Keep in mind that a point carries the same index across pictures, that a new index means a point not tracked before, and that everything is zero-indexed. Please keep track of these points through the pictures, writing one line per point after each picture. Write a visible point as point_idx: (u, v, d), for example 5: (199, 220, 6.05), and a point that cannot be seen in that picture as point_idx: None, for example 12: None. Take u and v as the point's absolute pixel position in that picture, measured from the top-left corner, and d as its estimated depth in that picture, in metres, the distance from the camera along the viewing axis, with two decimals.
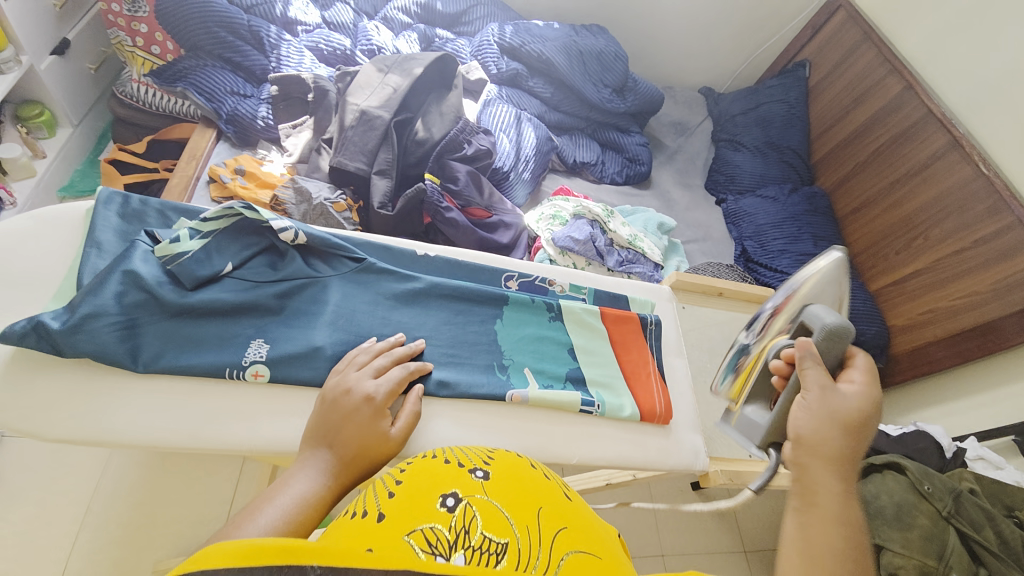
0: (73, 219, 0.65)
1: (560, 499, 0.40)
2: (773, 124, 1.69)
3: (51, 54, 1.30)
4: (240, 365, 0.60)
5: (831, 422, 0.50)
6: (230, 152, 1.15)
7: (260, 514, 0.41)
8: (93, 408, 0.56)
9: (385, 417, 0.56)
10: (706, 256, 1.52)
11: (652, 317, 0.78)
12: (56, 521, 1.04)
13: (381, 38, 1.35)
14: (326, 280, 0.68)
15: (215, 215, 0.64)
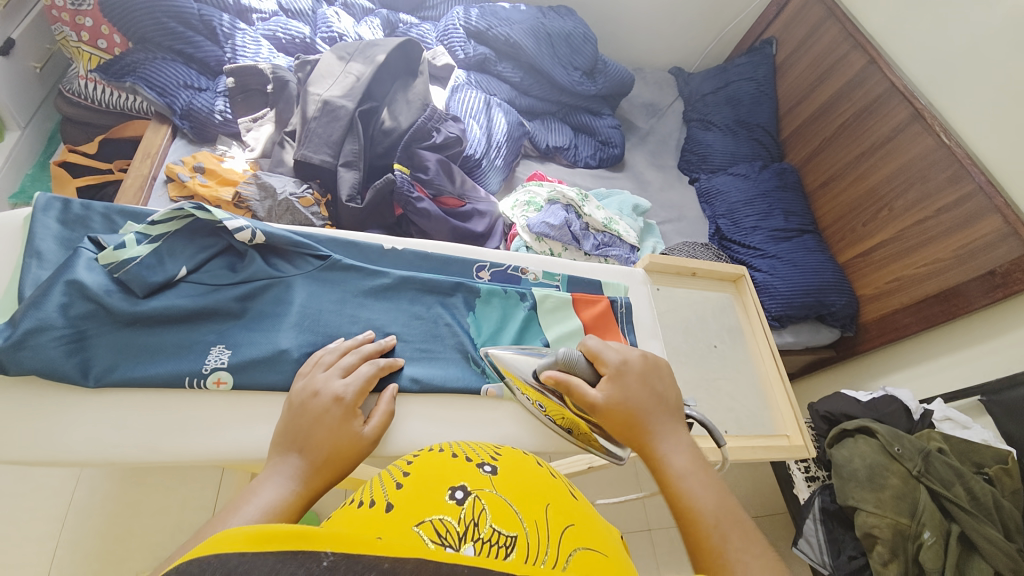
0: (11, 228, 0.61)
1: (566, 497, 0.40)
2: (742, 102, 1.70)
3: None
4: (201, 373, 0.58)
5: (633, 389, 0.57)
6: (187, 150, 1.10)
7: (227, 524, 0.39)
8: (44, 426, 0.53)
9: (357, 416, 0.55)
10: (681, 236, 1.53)
11: (624, 300, 0.78)
12: (26, 541, 1.01)
13: (342, 24, 1.30)
14: (287, 280, 0.65)
15: (163, 217, 0.61)
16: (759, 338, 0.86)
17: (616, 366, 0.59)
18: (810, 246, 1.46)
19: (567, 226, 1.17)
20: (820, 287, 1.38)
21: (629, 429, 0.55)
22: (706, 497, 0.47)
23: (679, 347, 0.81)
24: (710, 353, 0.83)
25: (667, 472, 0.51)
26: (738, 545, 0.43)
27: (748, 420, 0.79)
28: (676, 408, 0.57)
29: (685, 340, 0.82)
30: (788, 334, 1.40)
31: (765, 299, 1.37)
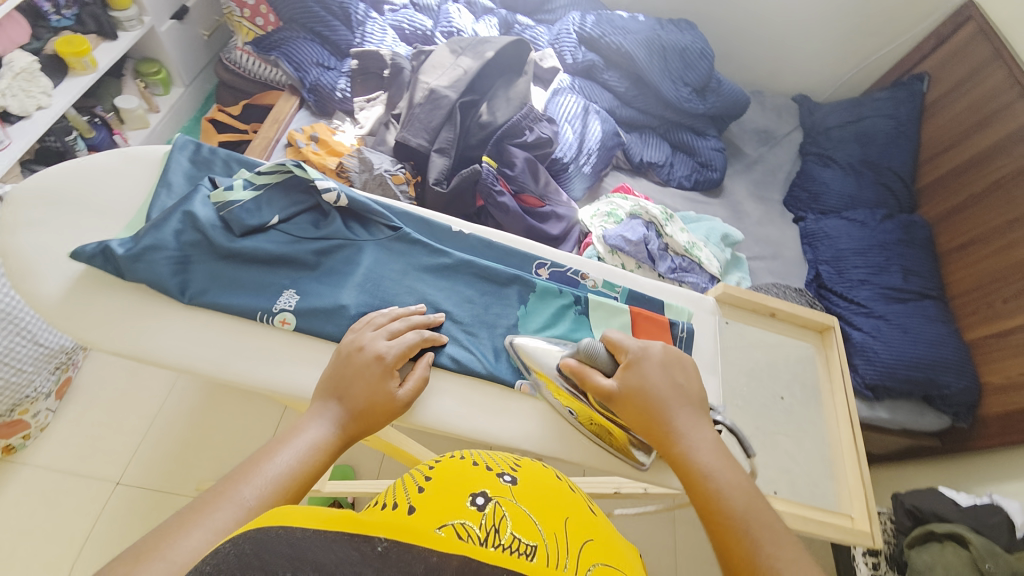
0: (152, 159, 0.72)
1: (584, 515, 0.42)
2: (874, 140, 1.52)
3: (170, 18, 1.47)
4: (271, 311, 0.64)
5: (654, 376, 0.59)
6: (308, 120, 1.23)
7: (279, 457, 0.46)
8: (140, 329, 0.61)
9: (394, 376, 0.58)
10: (771, 276, 1.40)
11: (684, 325, 0.71)
12: (122, 431, 1.19)
13: (462, 21, 1.37)
14: (360, 243, 0.70)
15: (268, 170, 0.70)
16: (839, 404, 0.76)
17: (633, 358, 0.60)
18: (929, 314, 1.26)
19: (645, 244, 1.13)
20: (935, 363, 1.19)
21: (647, 411, 0.58)
22: (737, 493, 0.51)
23: (742, 393, 0.73)
24: (775, 406, 0.74)
25: (693, 469, 0.54)
26: (768, 542, 0.47)
27: (806, 489, 0.69)
28: (698, 402, 0.60)
29: (749, 385, 0.74)
30: (883, 410, 1.21)
31: (861, 363, 1.21)
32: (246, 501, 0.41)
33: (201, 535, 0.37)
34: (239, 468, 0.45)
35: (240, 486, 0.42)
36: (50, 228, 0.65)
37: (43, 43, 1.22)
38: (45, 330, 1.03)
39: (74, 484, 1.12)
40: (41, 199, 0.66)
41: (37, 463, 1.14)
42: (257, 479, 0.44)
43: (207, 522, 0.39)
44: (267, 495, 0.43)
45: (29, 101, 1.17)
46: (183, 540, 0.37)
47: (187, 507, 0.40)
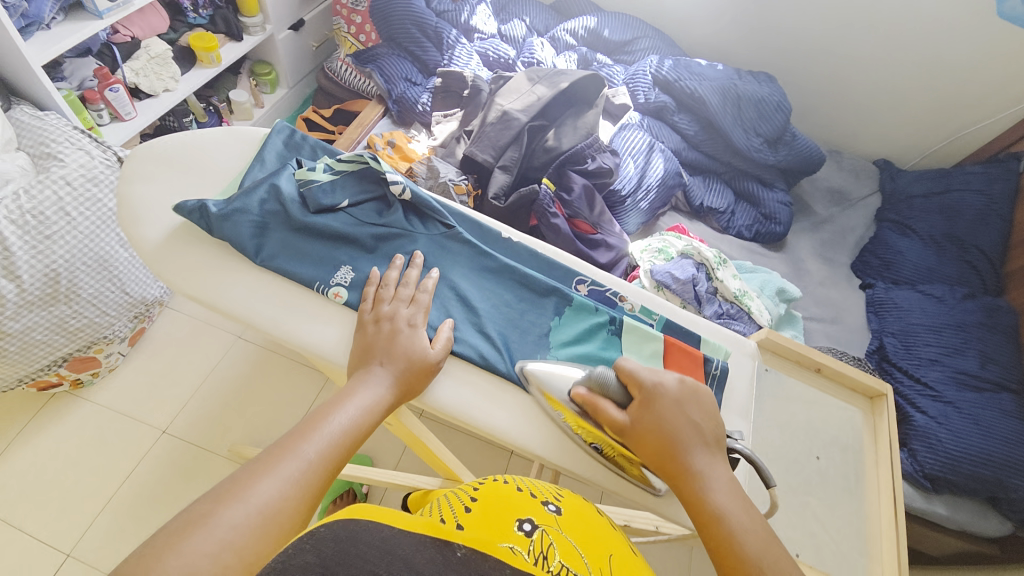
0: (252, 137, 0.81)
1: (622, 550, 0.50)
2: (960, 215, 1.43)
3: (287, 28, 1.65)
4: (328, 283, 0.69)
5: (665, 410, 0.58)
6: (389, 127, 1.33)
7: (338, 415, 0.54)
8: (212, 281, 0.68)
9: (423, 337, 0.64)
10: (828, 341, 1.32)
11: (719, 365, 0.70)
12: (177, 383, 1.29)
13: (543, 53, 1.46)
14: (415, 234, 0.75)
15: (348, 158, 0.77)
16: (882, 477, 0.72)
17: (646, 390, 0.59)
18: (1006, 407, 1.13)
19: (693, 284, 1.10)
20: (1005, 462, 1.06)
21: (658, 449, 0.56)
22: (752, 535, 0.50)
23: (776, 446, 0.71)
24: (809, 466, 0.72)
25: (704, 508, 0.53)
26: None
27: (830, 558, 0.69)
28: (714, 436, 0.58)
29: (784, 440, 0.72)
30: (942, 506, 1.09)
31: (918, 446, 1.10)
32: (308, 457, 0.49)
33: (274, 483, 0.45)
34: (304, 423, 0.52)
35: (304, 443, 0.50)
36: (161, 184, 0.74)
37: (178, 35, 1.41)
38: (130, 279, 1.11)
39: (126, 426, 1.22)
40: (158, 158, 0.76)
41: (97, 402, 1.24)
42: (317, 437, 0.51)
43: (278, 471, 0.46)
44: (324, 452, 0.50)
45: (158, 84, 1.32)
46: (261, 485, 0.44)
47: (264, 453, 0.48)
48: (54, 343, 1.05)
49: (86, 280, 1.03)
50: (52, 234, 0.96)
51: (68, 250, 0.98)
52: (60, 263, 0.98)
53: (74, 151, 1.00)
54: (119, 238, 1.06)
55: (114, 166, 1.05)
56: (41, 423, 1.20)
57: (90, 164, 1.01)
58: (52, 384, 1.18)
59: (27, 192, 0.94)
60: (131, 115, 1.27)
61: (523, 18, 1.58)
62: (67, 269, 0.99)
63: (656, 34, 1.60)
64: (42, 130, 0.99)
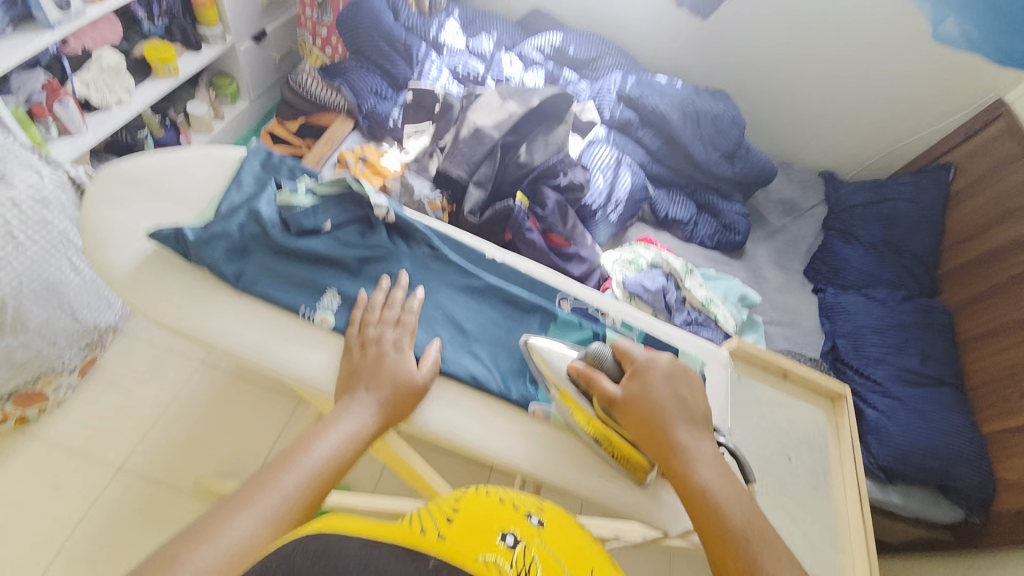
0: (227, 159, 0.79)
1: (608, 567, 0.46)
2: (896, 224, 1.54)
3: (249, 38, 1.61)
4: (314, 309, 0.68)
5: (659, 386, 0.62)
6: (359, 141, 1.31)
7: (320, 444, 0.55)
8: (190, 309, 0.66)
9: (410, 361, 0.64)
10: (787, 343, 1.41)
11: (698, 373, 0.66)
12: (136, 413, 1.22)
13: (511, 69, 1.49)
14: (398, 255, 0.75)
15: (328, 180, 0.76)
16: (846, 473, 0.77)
17: (641, 370, 0.63)
18: (947, 402, 1.24)
19: (663, 294, 1.15)
20: (948, 454, 1.17)
21: (649, 422, 0.60)
22: (731, 504, 0.54)
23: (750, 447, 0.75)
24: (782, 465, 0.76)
25: (687, 480, 0.56)
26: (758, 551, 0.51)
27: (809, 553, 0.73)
28: (700, 415, 0.62)
29: (759, 440, 0.75)
30: (895, 494, 1.18)
31: (873, 443, 1.19)
32: (285, 491, 0.50)
33: (247, 519, 0.47)
34: (283, 455, 0.54)
35: (279, 477, 0.51)
36: (131, 211, 0.71)
37: (131, 44, 1.35)
38: (85, 307, 1.09)
39: (78, 463, 1.15)
40: (127, 183, 0.73)
41: (46, 439, 1.17)
42: (295, 470, 0.52)
43: (253, 508, 0.48)
44: (301, 485, 0.51)
45: (110, 97, 1.27)
46: (233, 522, 0.46)
47: (243, 487, 0.50)
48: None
49: (34, 308, 0.98)
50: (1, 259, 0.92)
51: (15, 274, 0.94)
52: (7, 290, 0.93)
53: (23, 170, 0.96)
54: (70, 264, 1.02)
55: (67, 186, 1.02)
56: None
57: (40, 185, 0.97)
58: None
59: None
60: (81, 129, 1.22)
61: (490, 33, 1.60)
62: (13, 296, 0.94)
63: (619, 52, 1.66)
64: None
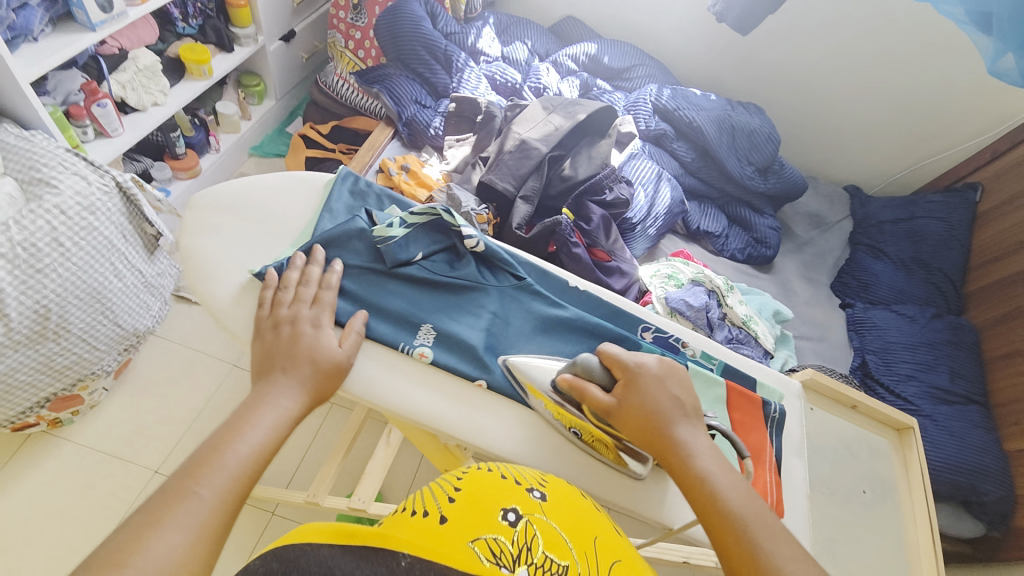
0: (315, 186, 0.78)
1: (611, 536, 0.48)
2: (925, 241, 1.57)
3: (278, 39, 1.58)
4: (412, 343, 0.67)
5: (651, 388, 0.57)
6: (399, 150, 1.30)
7: (245, 437, 0.50)
8: None
9: (329, 337, 0.62)
10: (817, 358, 1.41)
11: (778, 409, 0.64)
12: (170, 418, 1.21)
13: (548, 79, 1.48)
14: (488, 287, 0.73)
15: (419, 211, 0.74)
16: (914, 503, 0.82)
17: (628, 369, 0.59)
18: (976, 420, 1.25)
19: (706, 310, 1.15)
20: (978, 471, 1.18)
21: (645, 426, 0.55)
22: (739, 494, 0.50)
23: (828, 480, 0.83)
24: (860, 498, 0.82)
25: (691, 477, 0.52)
26: (772, 542, 0.46)
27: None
28: (692, 409, 0.58)
29: (833, 471, 0.83)
30: None
31: None
32: (206, 496, 0.44)
33: (174, 533, 0.41)
34: (199, 458, 0.47)
35: (194, 483, 0.45)
36: (229, 237, 0.72)
37: (165, 45, 1.34)
38: (126, 312, 1.05)
39: (113, 468, 1.13)
40: (220, 209, 0.74)
41: (81, 441, 1.15)
42: (216, 474, 0.46)
43: (178, 520, 0.42)
44: (225, 486, 0.46)
45: (147, 98, 1.25)
46: (157, 537, 0.40)
47: (149, 503, 0.43)
48: (37, 383, 0.96)
49: (78, 314, 0.95)
50: (44, 267, 0.88)
51: (61, 284, 0.90)
52: (50, 298, 0.90)
53: (68, 176, 0.92)
54: (114, 269, 0.99)
55: (113, 192, 0.97)
56: (18, 468, 1.10)
57: (86, 191, 0.93)
58: (29, 424, 1.07)
59: (16, 222, 0.86)
60: (118, 131, 1.19)
61: (525, 41, 1.59)
62: (58, 305, 0.91)
63: (652, 63, 1.66)
64: (29, 151, 0.91)
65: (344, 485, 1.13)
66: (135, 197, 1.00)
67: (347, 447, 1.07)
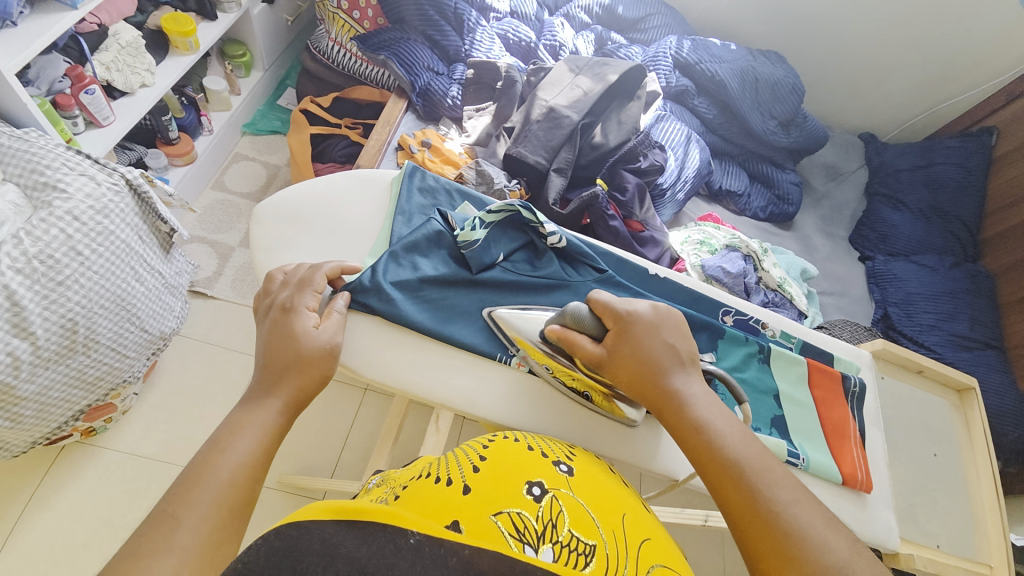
0: (381, 186, 0.78)
1: (635, 510, 0.49)
2: (943, 188, 1.52)
3: (261, 1, 1.43)
4: (508, 352, 0.67)
5: (644, 337, 0.57)
6: (415, 123, 1.24)
7: (233, 445, 0.48)
8: (363, 349, 0.64)
9: (308, 317, 0.58)
10: (841, 314, 1.38)
11: (857, 382, 0.71)
12: (204, 418, 1.19)
13: (563, 34, 1.38)
14: (573, 283, 0.72)
15: (498, 209, 0.71)
16: (979, 458, 0.94)
17: (622, 317, 0.58)
18: (993, 364, 1.29)
19: (743, 277, 1.13)
20: (995, 413, 1.24)
21: (640, 375, 0.56)
22: (743, 446, 0.51)
23: (903, 447, 0.93)
24: (930, 460, 0.93)
25: (687, 425, 0.53)
26: (769, 490, 0.48)
27: (955, 535, 0.88)
28: (689, 357, 0.58)
29: (908, 439, 0.93)
30: None
31: None
32: (188, 522, 0.42)
33: (167, 560, 0.40)
34: (187, 474, 0.45)
35: (176, 506, 0.43)
36: (300, 246, 0.71)
37: (145, 15, 1.21)
38: (151, 316, 0.99)
39: (156, 471, 1.12)
40: (290, 220, 0.73)
41: (120, 448, 1.13)
42: (200, 492, 0.44)
43: (170, 546, 0.41)
44: (213, 502, 0.44)
45: (133, 79, 1.14)
46: (150, 567, 0.39)
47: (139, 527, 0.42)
48: (72, 398, 0.91)
49: (105, 323, 0.90)
50: (64, 279, 0.82)
51: (85, 294, 0.85)
52: (76, 311, 0.84)
53: (75, 177, 0.86)
54: (135, 273, 0.94)
55: (124, 191, 0.91)
56: (56, 480, 1.08)
57: (97, 193, 0.87)
58: (63, 436, 1.04)
59: (29, 233, 0.81)
60: (109, 120, 1.10)
61: None
62: (84, 318, 0.86)
63: (668, 11, 1.55)
64: (26, 153, 0.85)
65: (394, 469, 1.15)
66: (147, 195, 0.94)
67: (396, 434, 1.05)
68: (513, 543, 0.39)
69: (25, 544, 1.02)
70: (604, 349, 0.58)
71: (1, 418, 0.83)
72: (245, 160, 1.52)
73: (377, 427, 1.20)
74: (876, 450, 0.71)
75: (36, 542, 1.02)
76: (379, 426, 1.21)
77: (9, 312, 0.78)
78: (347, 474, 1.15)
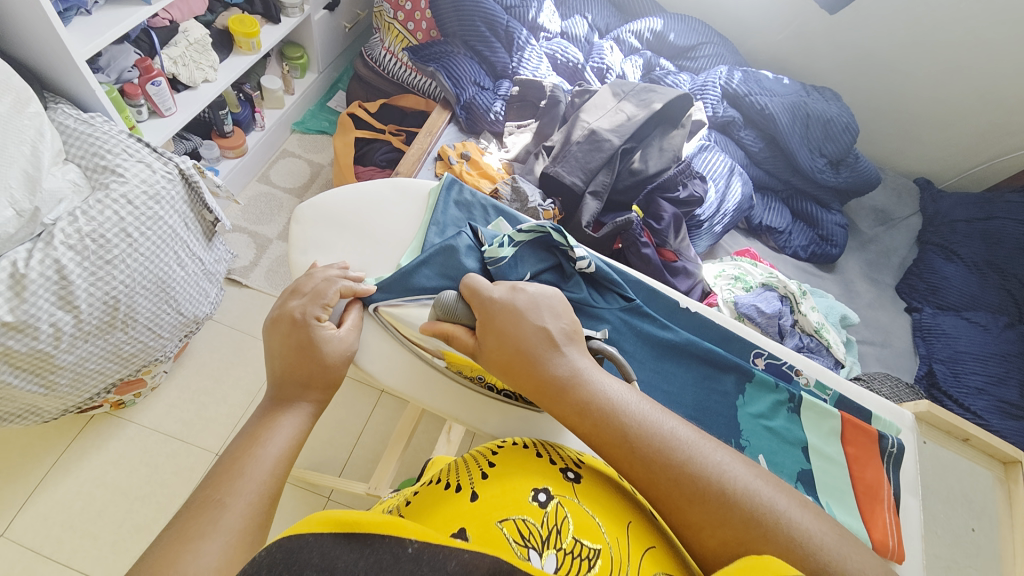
0: (419, 195, 0.79)
1: (647, 516, 0.47)
2: (1002, 243, 1.41)
3: (324, 8, 1.49)
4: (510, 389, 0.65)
5: (506, 324, 0.56)
6: (456, 135, 1.26)
7: (270, 440, 0.50)
8: (380, 356, 0.65)
9: (327, 326, 0.60)
10: (881, 366, 1.27)
11: (895, 442, 0.64)
12: (223, 403, 1.21)
13: (612, 58, 1.39)
14: (598, 311, 0.71)
15: (528, 229, 0.70)
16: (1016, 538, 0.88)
17: (483, 307, 0.58)
18: None
19: (777, 318, 1.07)
20: None
21: (510, 367, 0.54)
22: (630, 413, 0.50)
23: (939, 520, 0.88)
24: (967, 536, 0.88)
25: (570, 411, 0.51)
26: (664, 454, 0.46)
27: None
28: (562, 335, 0.56)
29: (945, 512, 0.89)
30: None
31: None
32: (241, 508, 0.44)
33: (216, 541, 0.41)
34: (225, 466, 0.47)
35: (218, 493, 0.45)
36: (333, 248, 0.72)
37: (214, 15, 1.29)
38: (187, 300, 1.03)
39: (175, 449, 1.15)
40: (325, 222, 0.74)
41: (143, 423, 1.17)
42: (242, 482, 0.46)
43: (218, 528, 0.42)
44: (257, 491, 0.46)
45: (198, 73, 1.21)
46: (200, 549, 0.41)
47: (179, 517, 0.43)
48: (105, 370, 0.95)
49: (144, 303, 0.93)
50: (113, 259, 0.86)
51: (130, 274, 0.89)
52: (119, 290, 0.88)
53: (133, 164, 0.91)
54: (176, 257, 0.98)
55: (176, 180, 0.96)
56: (83, 448, 1.12)
57: (152, 179, 0.92)
58: (94, 406, 1.08)
59: (85, 213, 0.85)
60: (171, 111, 1.17)
61: (585, 14, 1.50)
62: (126, 296, 0.90)
63: (721, 41, 1.53)
64: (91, 138, 0.91)
65: (401, 475, 1.14)
66: (196, 184, 0.98)
67: (406, 441, 1.05)
68: (516, 549, 0.39)
69: (47, 506, 1.06)
70: (479, 338, 0.57)
71: (38, 384, 0.87)
72: (291, 156, 1.57)
73: (389, 431, 1.20)
74: (910, 518, 0.65)
75: (58, 504, 1.06)
76: (391, 429, 1.21)
77: (58, 285, 0.82)
78: (355, 474, 1.15)
